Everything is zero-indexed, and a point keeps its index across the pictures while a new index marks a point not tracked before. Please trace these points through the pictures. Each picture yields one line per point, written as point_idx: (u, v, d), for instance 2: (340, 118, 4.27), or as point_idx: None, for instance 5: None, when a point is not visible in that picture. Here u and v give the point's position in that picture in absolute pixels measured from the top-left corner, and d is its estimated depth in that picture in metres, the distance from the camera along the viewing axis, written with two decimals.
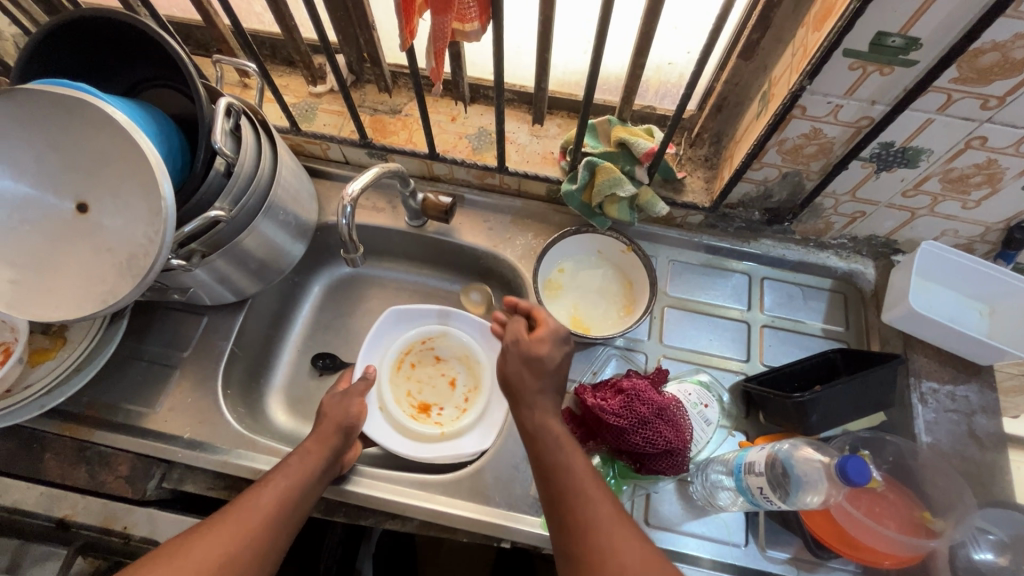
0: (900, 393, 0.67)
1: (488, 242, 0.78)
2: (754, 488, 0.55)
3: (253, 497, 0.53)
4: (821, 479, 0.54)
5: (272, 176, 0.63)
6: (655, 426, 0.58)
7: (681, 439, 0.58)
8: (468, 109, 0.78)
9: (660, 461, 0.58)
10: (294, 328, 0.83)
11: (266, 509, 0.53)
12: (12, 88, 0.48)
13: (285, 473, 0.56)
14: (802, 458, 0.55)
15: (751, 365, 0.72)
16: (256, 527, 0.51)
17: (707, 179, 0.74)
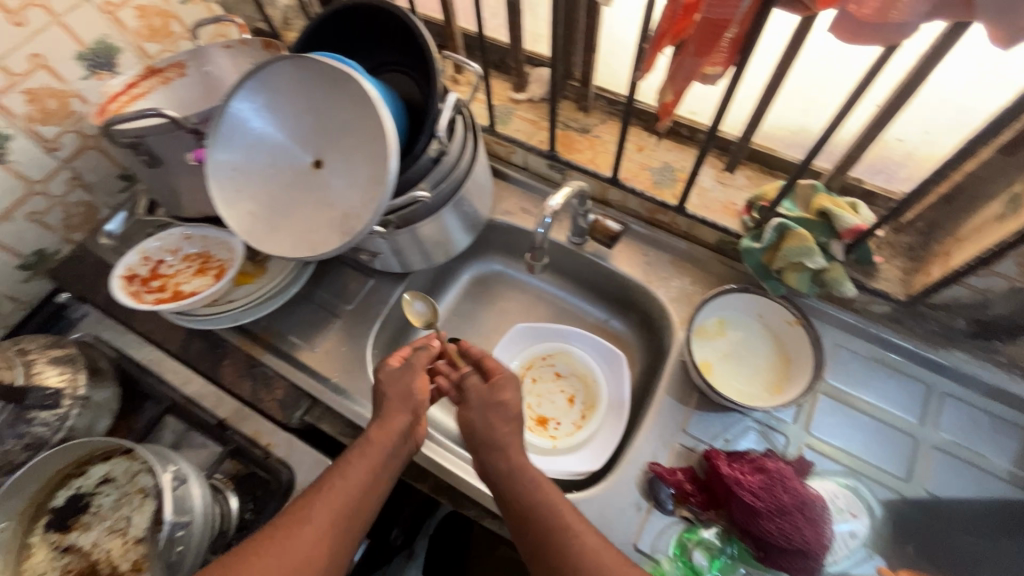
0: None
1: (642, 276, 0.77)
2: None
3: (329, 495, 0.51)
4: None
5: (468, 169, 0.68)
6: (793, 520, 0.54)
7: (819, 542, 0.54)
8: (657, 142, 0.78)
9: (789, 559, 0.55)
10: (436, 308, 0.88)
11: (337, 504, 0.50)
12: (298, 55, 0.57)
13: (360, 461, 0.54)
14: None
15: (910, 486, 0.63)
16: (333, 526, 0.49)
17: (905, 270, 0.67)
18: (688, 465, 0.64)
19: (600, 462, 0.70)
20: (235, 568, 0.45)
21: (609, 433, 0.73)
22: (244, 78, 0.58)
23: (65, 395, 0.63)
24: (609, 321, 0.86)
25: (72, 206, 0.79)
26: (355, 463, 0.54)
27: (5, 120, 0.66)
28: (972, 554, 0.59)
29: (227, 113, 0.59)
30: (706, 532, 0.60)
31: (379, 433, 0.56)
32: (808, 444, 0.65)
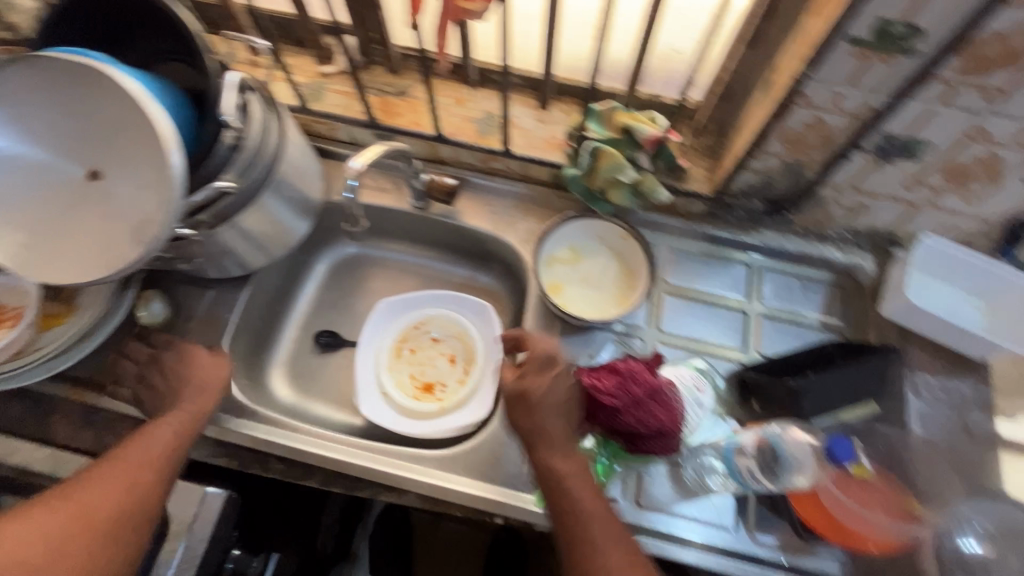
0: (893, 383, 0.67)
1: (491, 225, 0.79)
2: (744, 470, 0.59)
3: (94, 476, 0.52)
4: (808, 461, 0.57)
5: (280, 151, 0.65)
6: (648, 408, 0.60)
7: (672, 420, 0.60)
8: (474, 92, 0.79)
9: (653, 443, 0.60)
10: (297, 305, 0.84)
11: (131, 482, 0.52)
12: (29, 54, 0.50)
13: (145, 443, 0.56)
14: (791, 441, 0.58)
15: (747, 354, 0.72)
16: (123, 500, 0.51)
17: (710, 169, 0.74)
18: None
19: (487, 408, 0.73)
20: (62, 496, 0.50)
21: (491, 382, 0.76)
22: None
23: None
24: (474, 277, 0.88)
25: None
26: (132, 444, 0.56)
27: None
28: None
29: None
30: (584, 443, 0.64)
31: (160, 426, 0.58)
32: (661, 341, 0.72)
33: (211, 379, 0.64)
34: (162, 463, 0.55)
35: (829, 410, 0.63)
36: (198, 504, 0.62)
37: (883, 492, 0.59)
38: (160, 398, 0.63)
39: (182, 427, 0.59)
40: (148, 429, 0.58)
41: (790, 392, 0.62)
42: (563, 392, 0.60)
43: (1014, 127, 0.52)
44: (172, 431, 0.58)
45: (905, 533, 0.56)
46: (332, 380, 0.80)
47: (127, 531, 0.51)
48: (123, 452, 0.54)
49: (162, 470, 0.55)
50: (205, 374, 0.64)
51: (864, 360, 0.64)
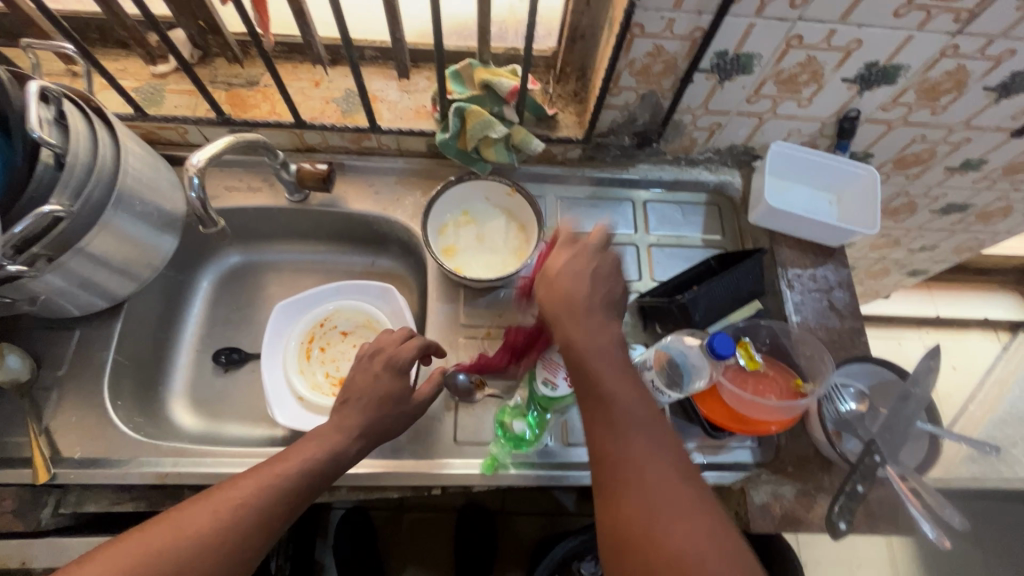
0: (771, 282, 0.74)
1: (377, 206, 0.77)
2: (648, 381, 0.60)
3: (184, 507, 0.45)
4: (703, 363, 0.60)
5: (118, 164, 0.59)
6: None
7: None
8: (330, 72, 0.76)
9: None
10: (187, 328, 0.79)
11: (219, 520, 0.45)
12: None
13: (285, 465, 0.50)
14: (683, 347, 0.62)
15: (643, 283, 0.76)
16: (195, 548, 0.43)
17: (579, 113, 0.76)
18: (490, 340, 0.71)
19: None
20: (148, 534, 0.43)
21: None
22: None
23: None
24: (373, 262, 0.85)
25: None
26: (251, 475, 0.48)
27: None
28: None
29: None
30: (512, 402, 0.66)
31: (312, 439, 0.53)
32: None
33: (370, 384, 0.57)
34: (276, 499, 0.48)
35: (717, 315, 0.68)
36: None
37: (773, 377, 0.65)
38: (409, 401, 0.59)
39: (339, 437, 0.53)
40: (288, 451, 0.51)
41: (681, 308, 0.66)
42: (607, 265, 0.53)
43: (821, 29, 0.58)
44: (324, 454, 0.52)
45: (797, 409, 0.61)
46: (242, 397, 0.76)
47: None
48: (237, 487, 0.47)
49: (291, 502, 0.49)
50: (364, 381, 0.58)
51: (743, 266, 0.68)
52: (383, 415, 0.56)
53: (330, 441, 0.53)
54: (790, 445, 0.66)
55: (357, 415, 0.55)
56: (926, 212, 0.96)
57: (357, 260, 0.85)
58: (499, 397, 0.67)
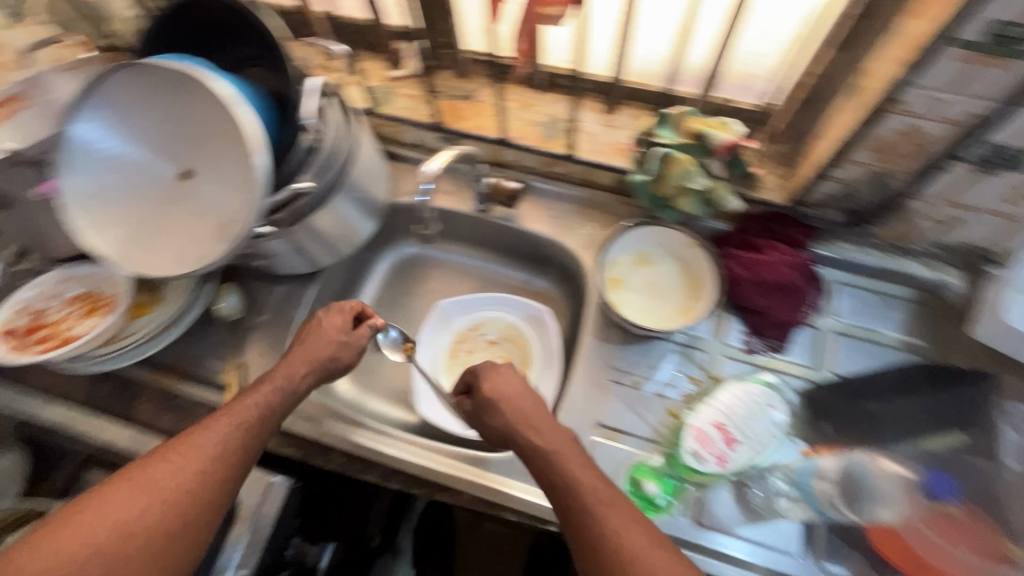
0: (985, 411, 0.62)
1: (551, 230, 0.79)
2: (824, 495, 0.59)
3: (191, 437, 0.51)
4: (896, 496, 0.59)
5: (352, 153, 0.67)
6: (775, 308, 0.68)
7: (791, 306, 0.68)
8: (540, 97, 0.79)
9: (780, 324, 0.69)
10: (359, 302, 0.87)
11: (217, 455, 0.51)
12: (134, 62, 0.53)
13: (238, 408, 0.54)
14: (880, 476, 0.60)
15: (818, 372, 0.68)
16: (204, 476, 0.50)
17: (784, 177, 0.71)
18: (676, 293, 0.73)
19: (541, 414, 0.72)
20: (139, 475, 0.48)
21: (546, 387, 0.75)
22: (81, 94, 0.54)
23: None
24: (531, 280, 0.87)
25: None
26: (210, 423, 0.52)
27: None
28: (875, 416, 0.64)
29: (67, 137, 0.55)
30: (651, 462, 0.63)
31: (256, 388, 0.57)
32: (725, 355, 0.70)
33: (326, 341, 0.62)
34: (231, 433, 0.53)
35: (905, 438, 0.62)
36: (262, 491, 0.64)
37: (971, 530, 0.56)
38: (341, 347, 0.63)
39: (280, 384, 0.58)
40: (236, 398, 0.56)
41: (868, 416, 0.63)
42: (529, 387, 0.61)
43: None
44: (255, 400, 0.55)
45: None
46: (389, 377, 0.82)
47: (197, 516, 0.49)
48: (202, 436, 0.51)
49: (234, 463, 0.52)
50: (311, 346, 0.62)
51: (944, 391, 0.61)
52: (323, 361, 0.61)
53: (260, 393, 0.56)
54: None
55: (302, 353, 0.61)
56: None
57: (516, 275, 0.88)
58: (637, 452, 0.64)
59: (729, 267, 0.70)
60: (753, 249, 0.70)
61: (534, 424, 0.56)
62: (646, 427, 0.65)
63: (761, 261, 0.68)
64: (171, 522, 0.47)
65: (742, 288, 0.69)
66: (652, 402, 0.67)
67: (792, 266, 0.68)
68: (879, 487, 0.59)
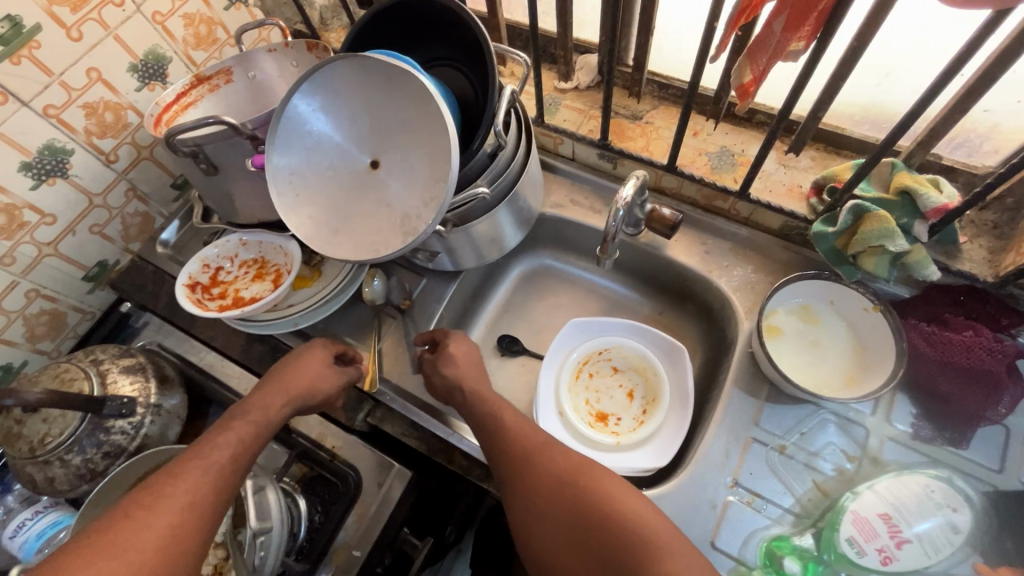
0: None
1: (702, 266, 0.75)
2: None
3: (164, 482, 0.47)
4: None
5: (523, 164, 0.67)
6: (961, 393, 0.60)
7: (984, 399, 0.59)
8: (715, 126, 0.75)
9: (963, 415, 0.60)
10: (487, 304, 0.88)
11: (214, 474, 0.50)
12: (353, 54, 0.56)
13: (220, 448, 0.52)
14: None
15: (1004, 479, 0.59)
16: (198, 503, 0.47)
17: (993, 251, 0.63)
18: (840, 356, 0.67)
19: (666, 457, 0.69)
20: (139, 510, 0.45)
21: (671, 430, 0.72)
22: (300, 79, 0.57)
23: (138, 403, 0.65)
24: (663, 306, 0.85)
25: (130, 217, 0.81)
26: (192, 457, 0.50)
27: (66, 135, 0.68)
28: None
29: (285, 114, 0.59)
30: (798, 541, 0.58)
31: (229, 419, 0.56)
32: (889, 438, 0.62)
33: (309, 376, 0.63)
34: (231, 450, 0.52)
35: None
36: (388, 477, 0.67)
37: None
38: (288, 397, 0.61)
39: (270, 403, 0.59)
40: (205, 444, 0.52)
41: None
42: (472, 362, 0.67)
43: None
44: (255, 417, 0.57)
45: None
46: (508, 385, 0.82)
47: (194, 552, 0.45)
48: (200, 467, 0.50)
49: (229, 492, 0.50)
50: (295, 375, 0.63)
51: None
52: (300, 393, 0.62)
53: (248, 418, 0.57)
54: None
55: (286, 386, 0.61)
56: None
57: (647, 303, 0.85)
58: (779, 525, 0.60)
59: (910, 339, 0.63)
60: (941, 325, 0.62)
61: (526, 467, 0.55)
62: (790, 499, 0.61)
63: (953, 339, 0.60)
64: (172, 553, 0.44)
65: (923, 365, 0.62)
66: (800, 472, 0.62)
67: (993, 352, 0.59)
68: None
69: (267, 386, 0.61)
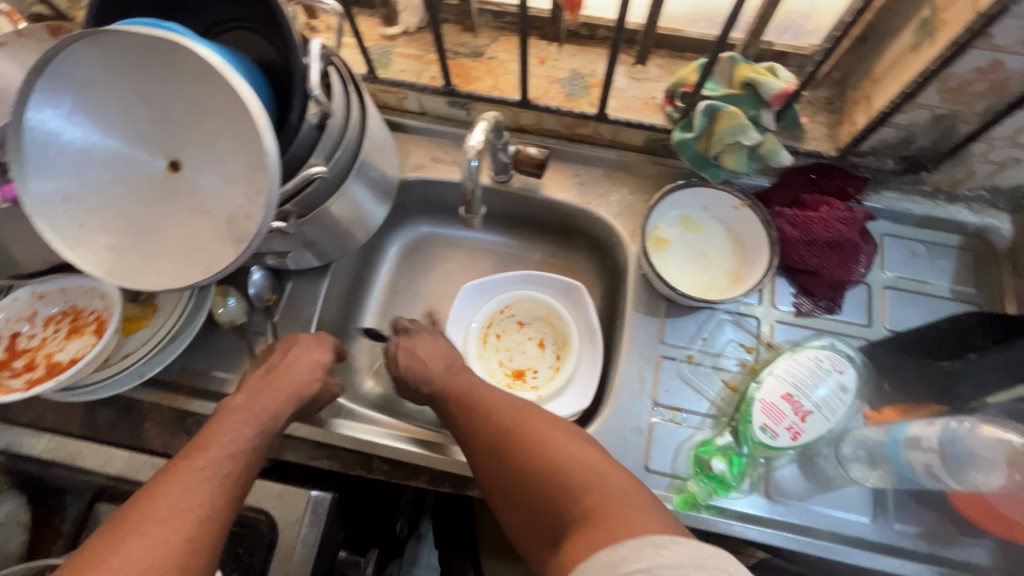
0: None
1: (580, 198, 0.72)
2: (918, 464, 0.51)
3: (154, 491, 0.44)
4: (998, 460, 0.48)
5: (362, 130, 0.58)
6: (824, 265, 0.64)
7: (844, 268, 0.64)
8: (560, 49, 0.71)
9: (829, 286, 0.65)
10: (373, 290, 0.80)
11: (187, 516, 0.43)
12: (95, 30, 0.43)
13: (217, 438, 0.49)
14: (977, 438, 0.49)
15: (873, 330, 0.65)
16: (171, 536, 0.41)
17: (831, 125, 0.66)
18: (721, 258, 0.68)
19: (586, 399, 0.68)
20: (132, 522, 0.41)
21: (587, 369, 0.71)
22: (30, 77, 0.44)
23: None
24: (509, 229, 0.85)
25: None
26: (181, 467, 0.46)
27: None
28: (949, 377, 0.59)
29: (25, 129, 0.45)
30: (720, 441, 0.60)
31: (227, 419, 0.52)
32: (777, 320, 0.66)
33: (309, 369, 0.59)
34: (212, 488, 0.45)
35: None
36: (304, 507, 0.59)
37: None
38: (287, 380, 0.57)
39: (255, 412, 0.53)
40: (202, 438, 0.49)
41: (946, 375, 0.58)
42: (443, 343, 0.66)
43: None
44: (247, 428, 0.51)
45: None
46: None
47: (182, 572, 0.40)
48: (183, 473, 0.45)
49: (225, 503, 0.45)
50: (287, 371, 0.58)
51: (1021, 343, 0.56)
52: (299, 392, 0.57)
53: (247, 415, 0.53)
54: None
55: (288, 381, 0.57)
56: None
57: (537, 248, 0.82)
58: (701, 431, 0.61)
59: (780, 227, 0.65)
60: (801, 206, 0.66)
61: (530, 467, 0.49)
62: (706, 404, 0.63)
63: (813, 218, 0.64)
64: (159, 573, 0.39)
65: (793, 248, 0.65)
66: (710, 376, 0.64)
67: (844, 223, 0.64)
68: (980, 449, 0.49)
69: (261, 382, 0.57)
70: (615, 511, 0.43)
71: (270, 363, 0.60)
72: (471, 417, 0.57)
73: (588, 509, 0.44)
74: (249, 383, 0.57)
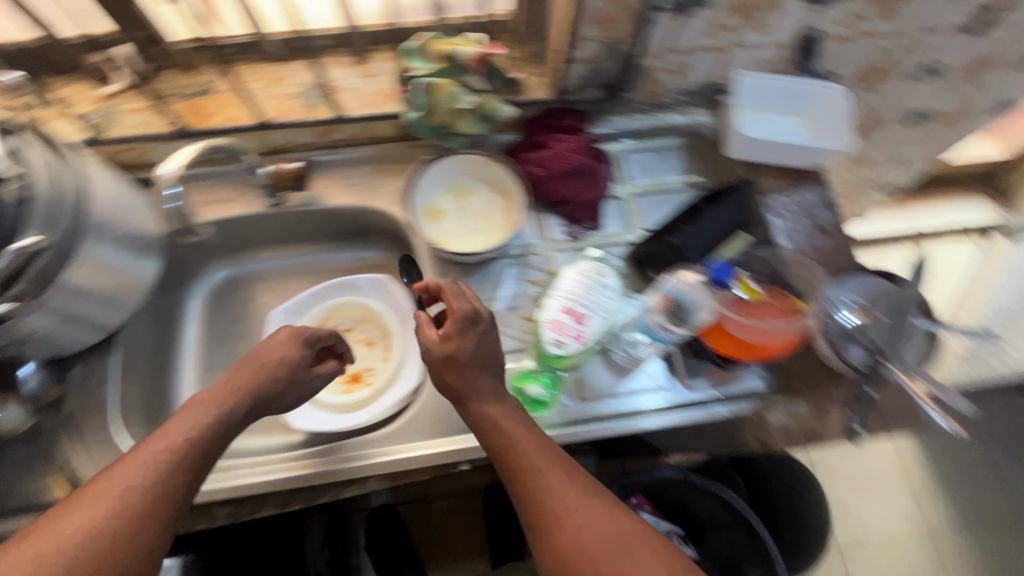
0: (757, 213, 0.74)
1: (356, 197, 0.76)
2: (654, 323, 0.64)
3: (89, 488, 0.44)
4: (704, 297, 0.64)
5: (85, 193, 0.57)
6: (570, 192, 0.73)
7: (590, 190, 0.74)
8: (287, 66, 0.73)
9: (584, 208, 0.74)
10: (187, 348, 0.78)
11: (101, 526, 0.42)
12: None
13: (179, 423, 0.49)
14: (687, 285, 0.64)
15: (631, 232, 0.75)
16: (84, 536, 0.42)
17: (543, 73, 0.76)
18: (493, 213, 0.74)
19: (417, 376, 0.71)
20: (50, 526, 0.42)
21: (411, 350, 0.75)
22: None
23: None
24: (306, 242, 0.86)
25: None
26: (121, 464, 0.45)
27: None
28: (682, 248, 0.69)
29: None
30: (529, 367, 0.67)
31: (185, 409, 0.50)
32: (554, 250, 0.74)
33: (275, 364, 0.57)
34: (149, 476, 0.45)
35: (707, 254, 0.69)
36: None
37: (773, 304, 0.67)
38: (277, 389, 0.57)
39: (219, 400, 0.52)
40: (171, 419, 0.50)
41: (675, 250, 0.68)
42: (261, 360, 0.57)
43: None
44: (210, 414, 0.51)
45: (792, 331, 0.65)
46: None
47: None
48: (114, 476, 0.44)
49: (173, 493, 0.46)
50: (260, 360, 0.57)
51: (722, 205, 0.69)
52: (264, 386, 0.55)
53: (213, 411, 0.51)
54: (796, 363, 0.68)
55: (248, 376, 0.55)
56: (893, 123, 0.97)
57: (341, 257, 0.84)
58: (513, 365, 0.68)
59: (528, 171, 0.74)
60: (540, 149, 0.75)
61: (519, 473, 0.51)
62: (511, 341, 0.69)
63: (548, 155, 0.73)
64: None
65: (543, 185, 0.74)
66: (511, 317, 0.71)
67: (573, 153, 0.73)
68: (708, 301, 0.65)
69: (234, 381, 0.54)
70: (588, 550, 0.47)
71: (254, 360, 0.57)
72: (498, 451, 0.53)
73: (560, 554, 0.47)
74: (229, 373, 0.55)
